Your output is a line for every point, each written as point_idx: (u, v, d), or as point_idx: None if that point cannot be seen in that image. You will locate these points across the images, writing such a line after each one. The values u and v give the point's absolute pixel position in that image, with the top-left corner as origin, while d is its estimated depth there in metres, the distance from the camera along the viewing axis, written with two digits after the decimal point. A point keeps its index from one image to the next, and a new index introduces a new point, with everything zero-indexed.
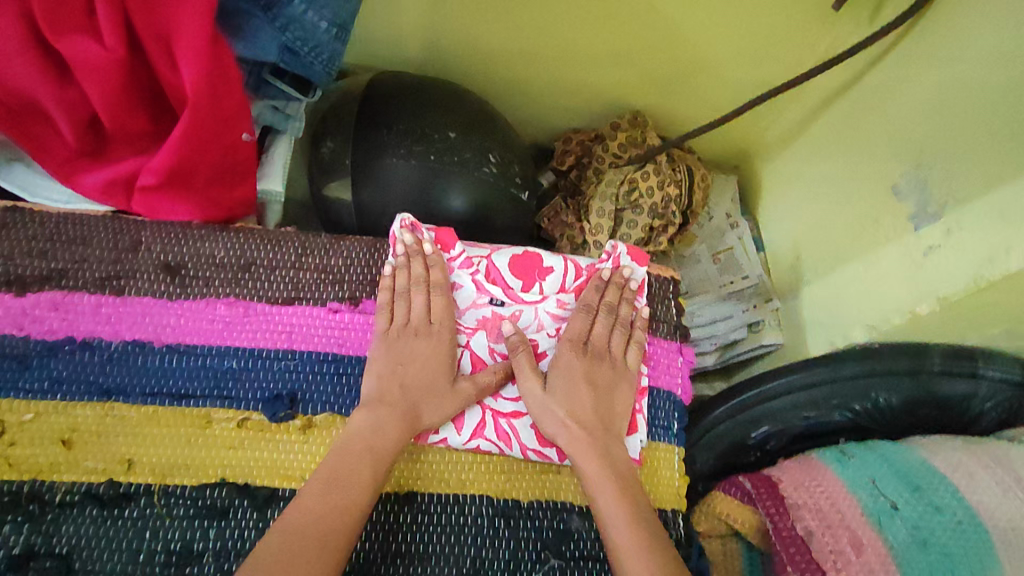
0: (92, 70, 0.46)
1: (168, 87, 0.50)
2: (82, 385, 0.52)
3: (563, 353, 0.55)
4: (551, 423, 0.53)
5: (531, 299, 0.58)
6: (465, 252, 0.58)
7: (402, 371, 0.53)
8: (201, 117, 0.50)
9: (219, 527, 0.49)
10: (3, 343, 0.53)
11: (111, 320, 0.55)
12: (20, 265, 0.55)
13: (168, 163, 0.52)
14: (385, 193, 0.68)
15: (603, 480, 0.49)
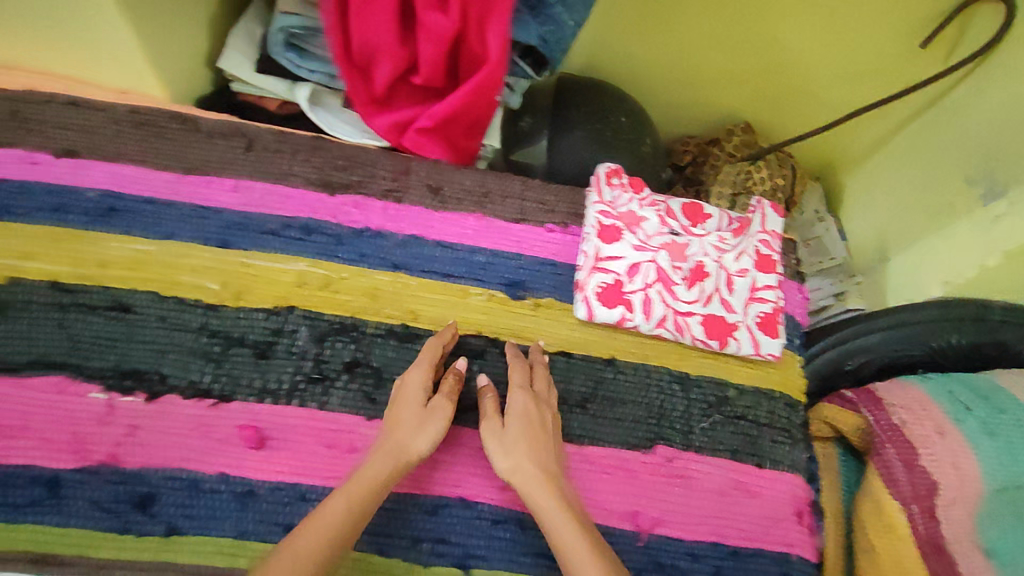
0: (433, 36, 0.67)
1: (467, 55, 0.71)
2: (378, 260, 0.70)
3: (516, 404, 0.60)
4: (509, 462, 0.56)
5: (700, 234, 0.75)
6: (650, 195, 0.76)
7: (398, 432, 0.57)
8: (480, 87, 0.71)
9: (480, 362, 0.68)
10: (323, 225, 0.71)
11: (395, 219, 0.73)
12: (330, 174, 0.75)
13: (449, 111, 0.73)
14: (570, 155, 0.88)
15: (558, 517, 0.53)
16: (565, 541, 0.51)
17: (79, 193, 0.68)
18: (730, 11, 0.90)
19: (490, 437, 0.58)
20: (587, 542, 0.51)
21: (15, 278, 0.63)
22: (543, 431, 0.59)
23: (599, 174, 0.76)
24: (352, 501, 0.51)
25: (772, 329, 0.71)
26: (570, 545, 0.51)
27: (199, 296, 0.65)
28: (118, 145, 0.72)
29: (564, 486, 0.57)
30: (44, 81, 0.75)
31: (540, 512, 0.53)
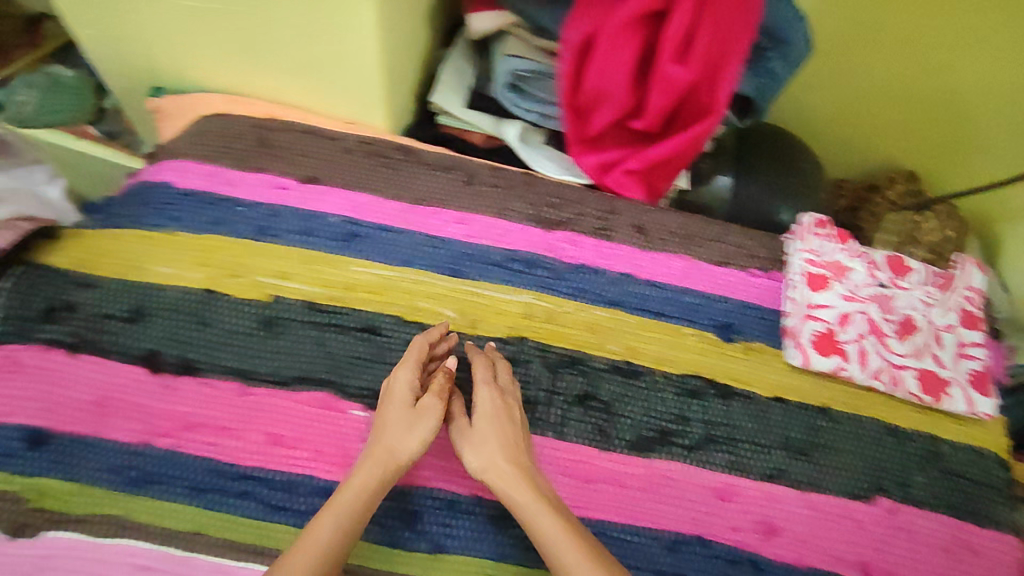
0: (667, 86, 0.69)
1: (691, 105, 0.72)
2: (595, 295, 0.73)
3: (486, 403, 0.60)
4: (479, 461, 0.58)
5: (906, 287, 0.76)
6: (858, 246, 0.77)
7: (384, 435, 0.57)
8: (701, 134, 0.73)
9: (698, 403, 0.69)
10: (543, 259, 0.74)
11: (607, 257, 0.75)
12: (544, 211, 0.77)
13: (662, 156, 0.75)
14: (752, 197, 0.90)
15: (552, 519, 0.54)
16: (554, 542, 0.52)
17: (323, 218, 0.73)
18: (913, 61, 0.90)
19: (460, 434, 0.60)
20: (584, 545, 0.52)
21: (279, 296, 0.68)
22: (512, 428, 0.60)
23: (803, 222, 0.79)
24: (340, 512, 0.53)
25: (982, 386, 0.72)
26: (561, 548, 0.52)
27: (439, 322, 0.69)
28: (353, 174, 0.76)
29: (539, 480, 0.58)
30: (282, 110, 0.81)
31: (522, 511, 0.55)
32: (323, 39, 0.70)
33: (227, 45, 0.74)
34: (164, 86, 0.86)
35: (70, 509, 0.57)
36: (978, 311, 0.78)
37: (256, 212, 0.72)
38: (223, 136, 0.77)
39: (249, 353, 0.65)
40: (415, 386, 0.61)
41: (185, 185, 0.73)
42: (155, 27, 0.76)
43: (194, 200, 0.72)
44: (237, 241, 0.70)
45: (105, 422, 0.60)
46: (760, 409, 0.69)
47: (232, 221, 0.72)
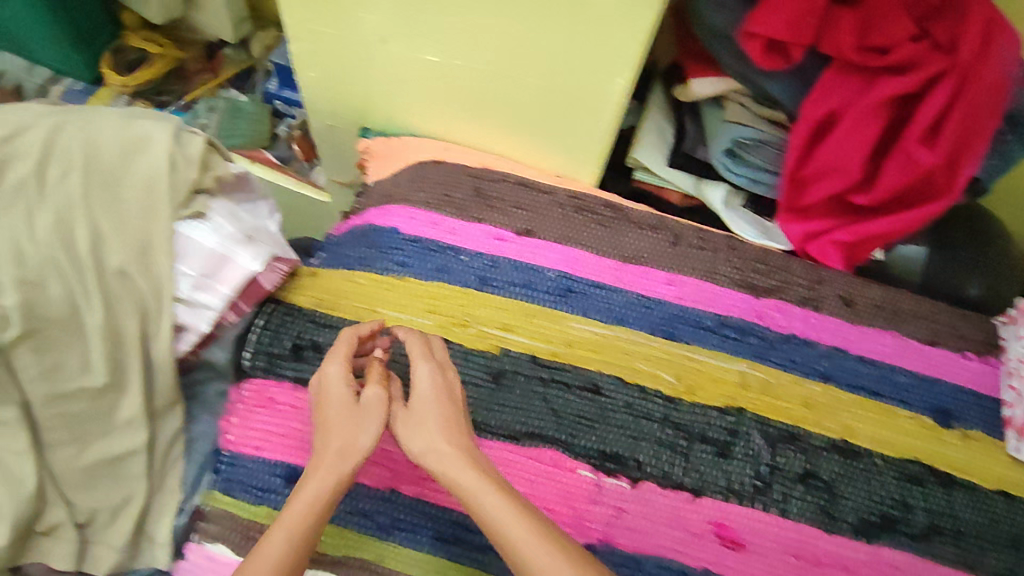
0: (907, 168, 0.68)
1: (923, 185, 0.71)
2: (809, 368, 0.72)
3: (422, 383, 0.59)
4: (421, 444, 0.55)
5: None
6: None
7: (331, 437, 0.55)
8: (930, 213, 0.71)
9: (920, 490, 0.67)
10: (754, 327, 0.74)
11: (817, 328, 0.75)
12: (751, 277, 0.77)
13: (882, 232, 0.74)
14: (954, 271, 0.84)
15: (474, 474, 0.52)
16: (498, 521, 0.49)
17: (541, 272, 0.74)
18: None
19: (399, 420, 0.58)
20: (540, 531, 0.48)
21: (504, 347, 0.70)
22: (435, 404, 0.58)
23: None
24: (291, 526, 0.49)
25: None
26: (499, 515, 0.49)
27: (657, 387, 0.70)
28: (564, 228, 0.78)
29: (480, 458, 0.55)
30: (494, 160, 0.83)
31: (465, 493, 0.51)
32: (558, 100, 0.72)
33: (456, 97, 0.78)
34: (372, 127, 0.90)
35: (324, 550, 0.62)
36: None
37: (477, 262, 0.75)
38: (444, 182, 0.80)
39: (481, 404, 0.67)
40: (346, 374, 0.60)
41: (410, 231, 0.76)
42: (386, 76, 0.80)
43: (419, 246, 0.75)
44: (462, 290, 0.73)
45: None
46: (986, 504, 0.67)
47: (455, 270, 0.74)
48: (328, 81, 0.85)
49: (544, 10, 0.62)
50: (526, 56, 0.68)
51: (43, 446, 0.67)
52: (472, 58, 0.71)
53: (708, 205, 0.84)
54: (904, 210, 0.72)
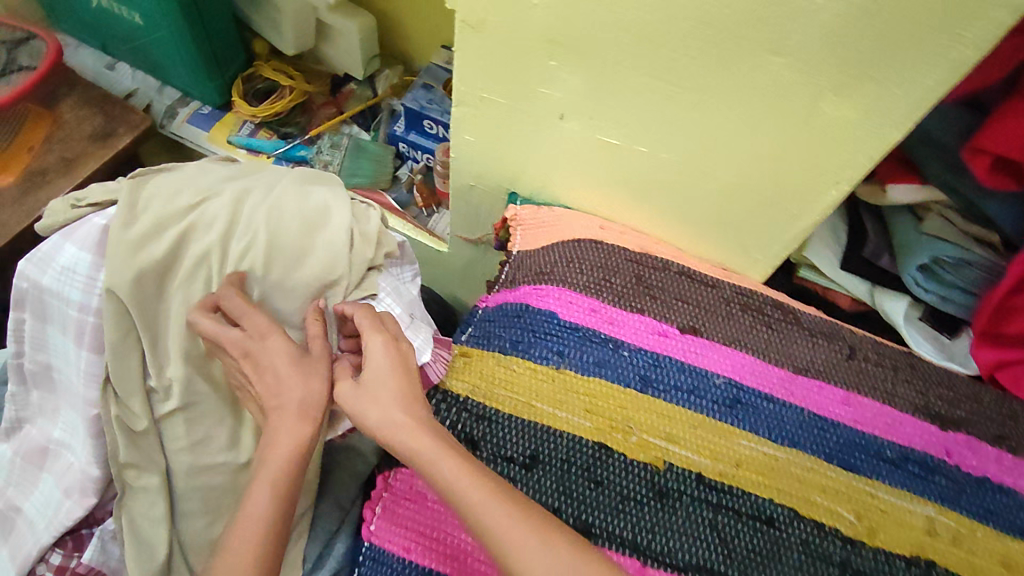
0: None
1: None
2: (1006, 521, 0.65)
3: (377, 356, 0.58)
4: (377, 415, 0.55)
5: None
6: None
7: (282, 396, 0.56)
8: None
9: None
10: (942, 465, 0.67)
11: (1014, 473, 0.68)
12: (935, 404, 0.71)
13: None
14: None
15: (427, 436, 0.53)
16: (471, 503, 0.49)
17: (708, 377, 0.70)
18: None
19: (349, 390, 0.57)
20: (527, 520, 0.49)
21: (668, 461, 0.65)
22: (393, 378, 0.57)
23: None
24: (270, 488, 0.52)
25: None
26: (474, 499, 0.50)
27: (838, 525, 0.63)
28: (730, 330, 0.73)
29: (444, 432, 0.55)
30: (657, 244, 0.79)
31: (422, 462, 0.52)
32: (747, 198, 0.68)
33: (626, 180, 0.74)
34: (519, 193, 0.87)
35: None
36: None
37: (640, 359, 0.70)
38: (604, 266, 0.76)
39: (645, 525, 0.62)
40: (222, 323, 0.58)
41: (569, 318, 0.72)
42: (550, 151, 0.77)
43: (579, 335, 0.71)
44: (624, 390, 0.68)
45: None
46: None
47: (616, 366, 0.69)
48: (483, 147, 0.82)
49: (763, 112, 0.58)
50: (724, 153, 0.64)
51: (177, 513, 0.65)
52: (660, 148, 0.68)
53: (884, 316, 0.77)
54: None
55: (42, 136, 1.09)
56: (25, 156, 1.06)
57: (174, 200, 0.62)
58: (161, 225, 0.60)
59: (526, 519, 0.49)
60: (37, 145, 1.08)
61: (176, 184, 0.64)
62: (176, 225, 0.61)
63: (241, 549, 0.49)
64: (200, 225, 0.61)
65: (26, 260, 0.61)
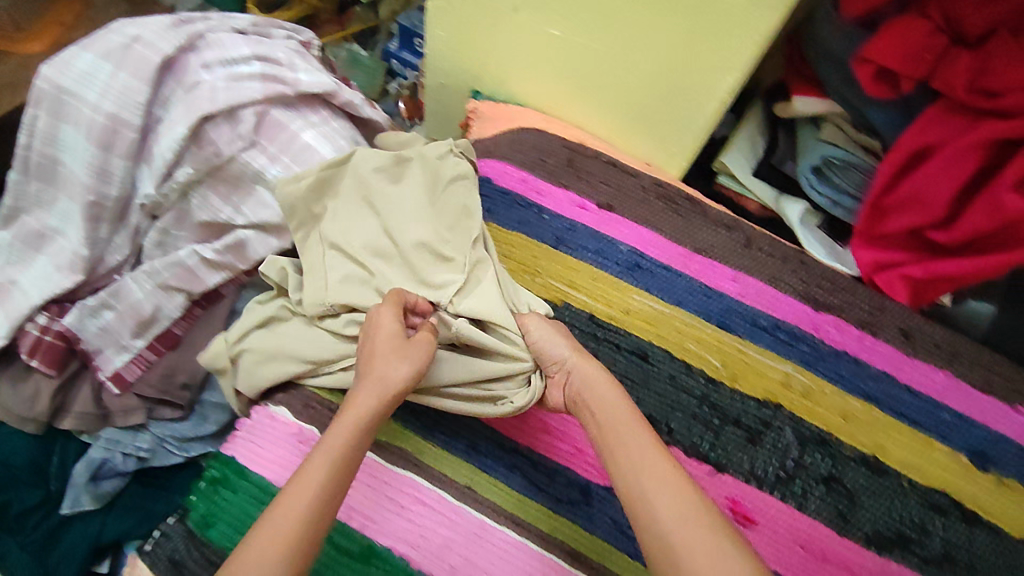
0: (950, 183, 0.71)
1: (992, 211, 0.70)
2: (854, 385, 0.75)
3: (556, 344, 0.64)
4: (580, 375, 0.62)
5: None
6: None
7: (375, 360, 0.56)
8: (1007, 263, 0.72)
9: (943, 520, 0.69)
10: (807, 336, 0.77)
11: (870, 351, 0.77)
12: (812, 289, 0.81)
13: (949, 271, 0.76)
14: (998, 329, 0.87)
15: (643, 449, 0.53)
16: (660, 513, 0.48)
17: (614, 244, 0.80)
18: None
19: (549, 346, 0.64)
20: (718, 536, 0.46)
21: (566, 303, 0.76)
22: (603, 378, 0.61)
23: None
24: (347, 427, 0.52)
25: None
26: (665, 518, 0.48)
27: (703, 368, 0.73)
28: (642, 210, 0.83)
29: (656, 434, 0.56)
30: (592, 139, 0.90)
31: (631, 471, 0.52)
32: (665, 89, 0.78)
33: (569, 72, 0.85)
34: (482, 92, 0.98)
35: (373, 433, 0.66)
36: None
37: (557, 222, 0.81)
38: (541, 149, 0.87)
39: None
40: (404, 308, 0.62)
41: (502, 185, 0.83)
42: (509, 46, 0.88)
43: (508, 199, 0.82)
44: (538, 245, 0.79)
45: (538, 440, 0.67)
46: (1009, 549, 0.68)
47: (536, 226, 0.80)
48: (452, 41, 0.93)
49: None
50: (646, 41, 0.74)
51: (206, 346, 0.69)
52: (595, 37, 0.78)
53: (784, 220, 0.88)
54: (982, 256, 0.74)
55: (71, 12, 1.21)
56: (57, 29, 1.19)
57: (423, 201, 0.69)
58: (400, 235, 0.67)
59: (714, 531, 0.46)
60: (66, 21, 1.20)
61: (451, 204, 0.69)
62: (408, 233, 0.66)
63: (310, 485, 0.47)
64: (428, 191, 0.70)
65: (48, 64, 0.71)
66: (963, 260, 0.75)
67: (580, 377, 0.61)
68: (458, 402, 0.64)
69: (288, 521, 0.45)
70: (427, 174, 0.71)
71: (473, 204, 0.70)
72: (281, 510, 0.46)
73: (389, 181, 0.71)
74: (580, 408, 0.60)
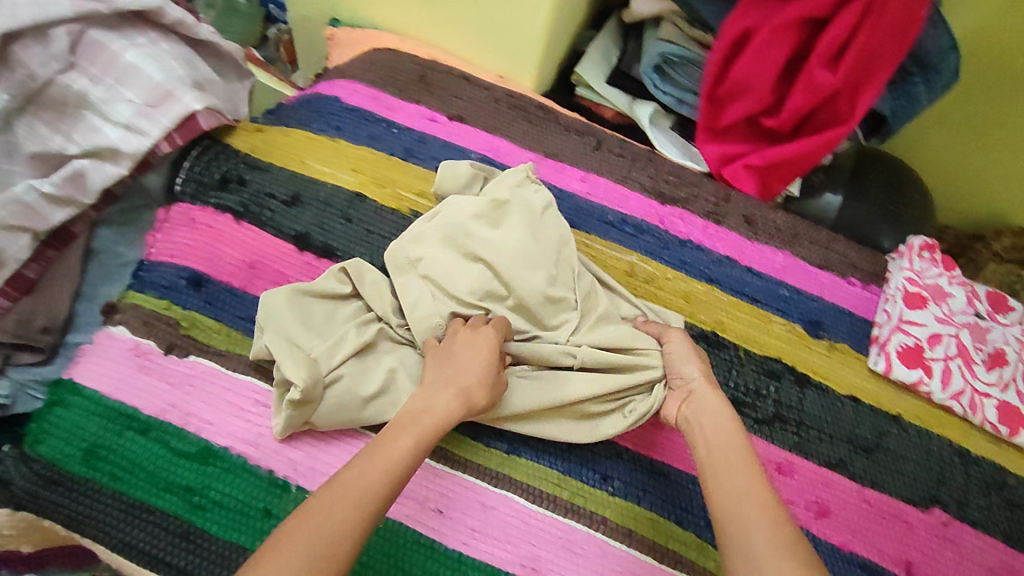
0: (770, 67, 0.74)
1: (810, 93, 0.74)
2: (697, 270, 0.78)
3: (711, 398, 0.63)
4: (717, 406, 0.62)
5: (1004, 323, 0.80)
6: (960, 275, 0.81)
7: (450, 363, 0.60)
8: (836, 138, 0.76)
9: (777, 385, 0.73)
10: (653, 229, 0.80)
11: (715, 238, 0.81)
12: (660, 185, 0.83)
13: (782, 155, 0.80)
14: (845, 216, 0.92)
15: (741, 460, 0.55)
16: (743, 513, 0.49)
17: (464, 153, 0.81)
18: None
19: (698, 381, 0.65)
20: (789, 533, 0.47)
21: (414, 210, 0.75)
22: (724, 411, 0.61)
23: (913, 245, 0.83)
24: (420, 431, 0.54)
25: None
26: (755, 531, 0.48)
27: None
28: (494, 120, 0.84)
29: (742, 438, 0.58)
30: (444, 56, 0.89)
31: (714, 480, 0.54)
32: None
33: None
34: (341, 20, 0.95)
35: (214, 343, 0.65)
36: None
37: (406, 136, 0.81)
38: (392, 69, 0.86)
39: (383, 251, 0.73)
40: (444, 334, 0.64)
41: (351, 103, 0.82)
42: None
43: (356, 116, 0.81)
44: (387, 157, 0.79)
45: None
46: (833, 403, 0.73)
47: (385, 141, 0.80)
48: None
49: None
50: None
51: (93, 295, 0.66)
52: None
53: (638, 124, 0.90)
54: (811, 137, 0.78)
55: None
56: None
57: (555, 246, 0.71)
58: (516, 275, 0.67)
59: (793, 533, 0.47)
60: None
61: (551, 233, 0.71)
62: (529, 282, 0.67)
63: (370, 472, 0.48)
64: (543, 242, 0.70)
65: None
66: (794, 143, 0.79)
67: (705, 408, 0.62)
68: (564, 428, 0.66)
69: (350, 506, 0.46)
70: (541, 226, 0.71)
71: (567, 232, 0.73)
72: (354, 480, 0.47)
73: (489, 226, 0.70)
74: (691, 429, 0.61)
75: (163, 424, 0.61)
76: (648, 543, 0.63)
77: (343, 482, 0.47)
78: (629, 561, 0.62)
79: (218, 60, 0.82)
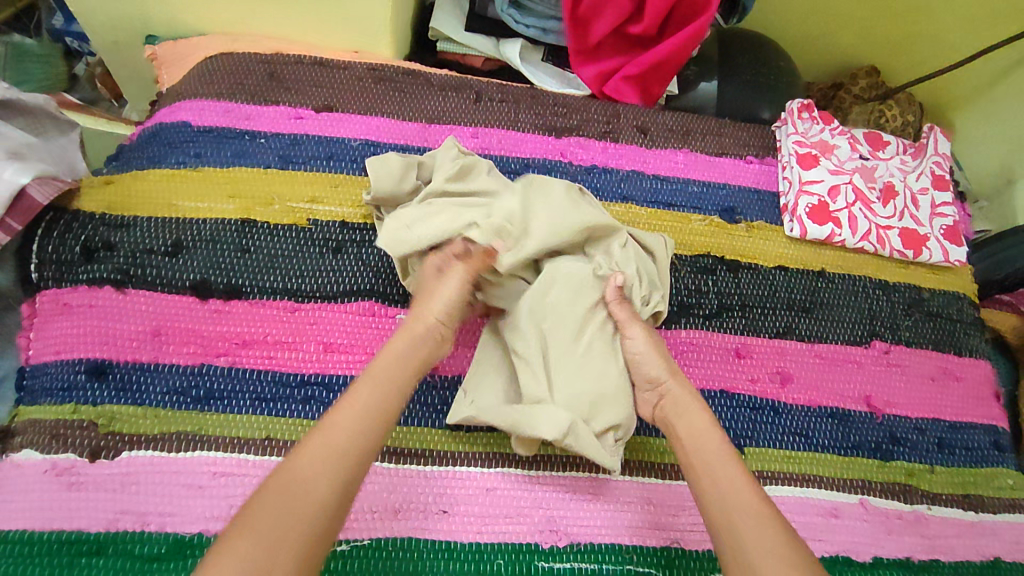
0: None
1: None
2: (611, 193, 0.78)
3: (675, 388, 0.60)
4: (671, 403, 0.60)
5: (885, 159, 0.85)
6: (840, 125, 0.85)
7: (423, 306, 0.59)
8: (701, 31, 0.76)
9: (713, 278, 0.76)
10: (558, 164, 0.78)
11: (617, 156, 0.81)
12: (550, 118, 0.81)
13: (654, 61, 0.79)
14: (725, 100, 0.94)
15: (712, 457, 0.55)
16: (727, 514, 0.51)
17: (344, 143, 0.74)
18: None
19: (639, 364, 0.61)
20: (783, 540, 0.48)
21: (314, 219, 0.69)
22: (693, 398, 0.59)
23: (792, 109, 0.86)
24: (377, 381, 0.53)
25: (956, 239, 0.83)
26: (744, 540, 0.49)
27: None
28: (366, 100, 0.77)
29: (717, 434, 0.57)
30: (288, 46, 0.81)
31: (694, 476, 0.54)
32: None
33: None
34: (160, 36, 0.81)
35: (144, 431, 0.59)
36: (941, 170, 0.86)
37: (277, 142, 0.73)
38: (234, 73, 0.76)
39: (295, 272, 0.66)
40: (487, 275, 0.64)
41: (202, 123, 0.73)
42: None
43: (214, 136, 0.72)
44: (263, 171, 0.71)
45: (327, 360, 0.64)
46: (766, 278, 0.77)
47: (253, 154, 0.71)
48: None
49: None
50: None
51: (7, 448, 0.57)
52: None
53: (510, 63, 0.86)
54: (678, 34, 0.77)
55: None
56: None
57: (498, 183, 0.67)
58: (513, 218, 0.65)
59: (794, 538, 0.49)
60: None
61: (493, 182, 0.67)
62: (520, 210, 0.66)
63: (336, 439, 0.49)
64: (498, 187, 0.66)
65: None
66: (662, 45, 0.79)
67: (671, 401, 0.60)
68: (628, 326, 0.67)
69: (311, 499, 0.46)
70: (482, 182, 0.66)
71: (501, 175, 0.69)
72: (295, 491, 0.45)
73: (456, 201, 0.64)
74: (666, 428, 0.59)
75: (118, 535, 0.54)
76: (647, 465, 0.65)
77: (281, 490, 0.45)
78: (636, 487, 0.64)
79: (28, 117, 0.68)
